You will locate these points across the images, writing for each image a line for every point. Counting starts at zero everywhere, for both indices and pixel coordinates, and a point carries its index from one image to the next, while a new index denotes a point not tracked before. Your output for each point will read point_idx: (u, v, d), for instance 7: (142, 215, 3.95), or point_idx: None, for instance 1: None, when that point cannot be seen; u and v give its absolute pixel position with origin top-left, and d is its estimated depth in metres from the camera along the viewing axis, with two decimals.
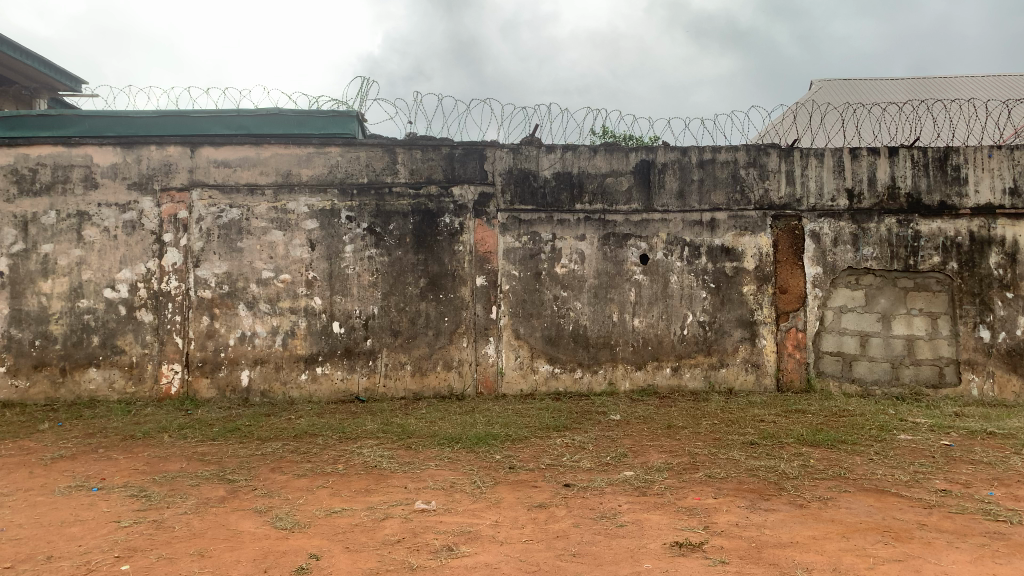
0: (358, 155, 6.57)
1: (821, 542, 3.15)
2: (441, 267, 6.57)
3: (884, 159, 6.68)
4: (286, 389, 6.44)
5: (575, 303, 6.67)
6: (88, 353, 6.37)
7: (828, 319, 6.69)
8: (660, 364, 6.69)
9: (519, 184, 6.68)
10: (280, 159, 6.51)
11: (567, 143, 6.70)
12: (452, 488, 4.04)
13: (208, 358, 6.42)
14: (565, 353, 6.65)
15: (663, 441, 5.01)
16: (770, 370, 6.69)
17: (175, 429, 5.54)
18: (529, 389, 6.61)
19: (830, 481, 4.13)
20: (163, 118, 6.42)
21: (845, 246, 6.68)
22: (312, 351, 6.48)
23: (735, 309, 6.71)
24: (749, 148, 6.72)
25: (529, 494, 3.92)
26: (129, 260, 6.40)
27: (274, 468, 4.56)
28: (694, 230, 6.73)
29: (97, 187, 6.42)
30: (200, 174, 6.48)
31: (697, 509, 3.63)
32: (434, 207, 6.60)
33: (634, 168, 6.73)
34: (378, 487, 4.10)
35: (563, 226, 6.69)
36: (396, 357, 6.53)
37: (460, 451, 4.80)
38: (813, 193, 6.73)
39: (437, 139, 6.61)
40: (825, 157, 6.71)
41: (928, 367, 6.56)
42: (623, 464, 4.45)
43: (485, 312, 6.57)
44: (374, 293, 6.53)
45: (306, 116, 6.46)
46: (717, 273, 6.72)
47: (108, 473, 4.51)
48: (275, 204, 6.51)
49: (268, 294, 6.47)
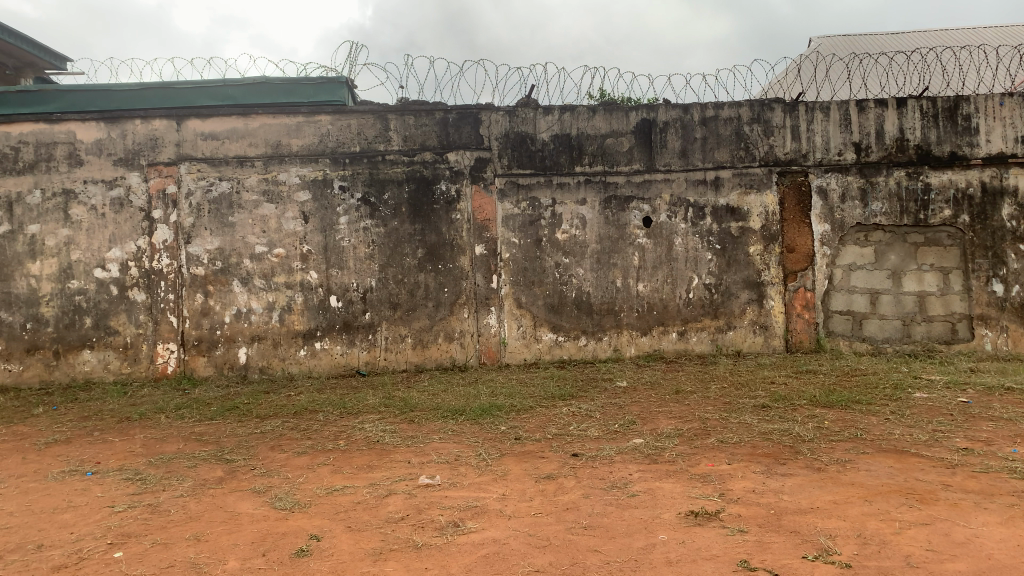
0: (349, 123, 6.36)
1: (843, 507, 3.01)
2: (438, 236, 6.40)
3: (893, 111, 6.47)
4: (285, 365, 6.32)
5: (577, 269, 6.51)
6: (81, 335, 6.22)
7: (837, 278, 6.53)
8: (666, 329, 6.55)
9: (517, 148, 6.48)
10: (269, 129, 6.31)
11: (565, 104, 6.49)
12: (457, 462, 3.91)
13: (204, 336, 6.28)
14: (569, 321, 6.50)
15: (672, 407, 4.89)
16: (778, 331, 6.54)
17: (171, 409, 5.42)
18: (533, 359, 6.47)
19: (847, 442, 4.00)
20: (146, 91, 6.22)
21: (853, 202, 6.50)
22: (310, 326, 6.34)
23: (741, 270, 6.55)
24: (753, 103, 6.50)
25: (536, 465, 3.80)
26: (118, 238, 6.23)
27: (274, 447, 4.43)
28: (698, 190, 6.54)
29: (82, 164, 6.22)
30: (188, 147, 6.28)
31: (711, 476, 3.50)
32: (430, 173, 6.41)
33: (634, 127, 6.52)
34: (381, 463, 3.97)
35: (563, 190, 6.50)
36: (396, 330, 6.39)
37: (464, 423, 4.68)
38: (819, 148, 6.53)
39: (430, 104, 6.40)
40: (831, 110, 6.50)
41: (940, 323, 6.43)
42: (632, 432, 4.33)
43: (485, 281, 6.41)
44: (371, 265, 6.36)
45: (293, 84, 6.30)
46: (722, 233, 6.55)
47: (103, 457, 4.38)
48: (266, 176, 6.32)
49: (263, 270, 6.31)
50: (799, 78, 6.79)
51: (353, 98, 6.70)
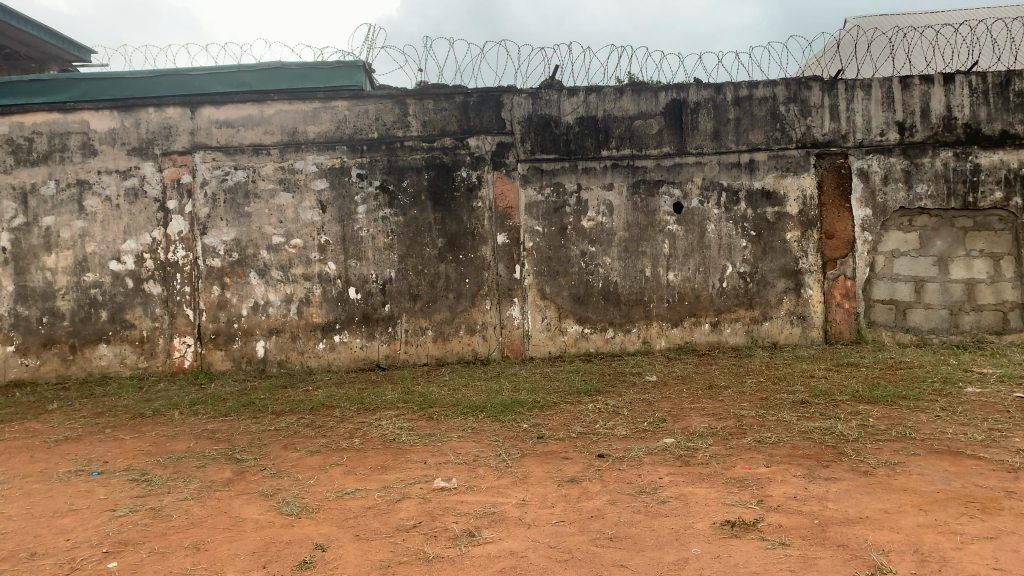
0: (366, 108, 6.15)
1: (895, 517, 2.74)
2: (459, 225, 6.17)
3: (939, 88, 6.09)
4: (304, 359, 6.15)
5: (604, 259, 6.24)
6: (97, 328, 6.12)
7: (879, 266, 6.19)
8: (698, 320, 6.26)
9: (540, 132, 6.23)
10: (285, 116, 6.12)
11: (591, 85, 6.21)
12: (475, 463, 3.70)
13: (221, 330, 6.14)
14: (595, 313, 6.25)
15: (705, 403, 4.61)
16: (817, 322, 6.23)
17: (186, 405, 5.28)
18: (558, 352, 6.23)
19: (895, 443, 3.70)
20: (160, 78, 6.08)
21: (897, 185, 6.14)
22: (329, 319, 6.16)
23: (777, 258, 6.23)
24: (789, 82, 6.17)
25: (559, 467, 3.56)
26: (133, 229, 6.10)
27: (286, 446, 4.25)
28: (731, 173, 6.23)
29: (96, 154, 6.09)
30: (202, 135, 6.12)
31: (748, 480, 3.24)
32: (450, 160, 6.18)
33: (664, 109, 6.22)
34: (396, 464, 3.77)
35: (589, 175, 6.23)
36: (416, 322, 6.19)
37: (484, 420, 4.46)
38: (860, 128, 6.18)
39: (450, 87, 6.16)
40: (873, 88, 6.14)
41: (990, 313, 6.08)
42: (662, 431, 4.07)
43: (508, 272, 6.18)
44: (390, 256, 6.16)
45: (311, 69, 6.08)
46: (757, 218, 6.23)
47: (111, 456, 4.24)
48: (282, 164, 6.14)
49: (280, 261, 6.14)
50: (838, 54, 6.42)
51: (371, 82, 6.50)
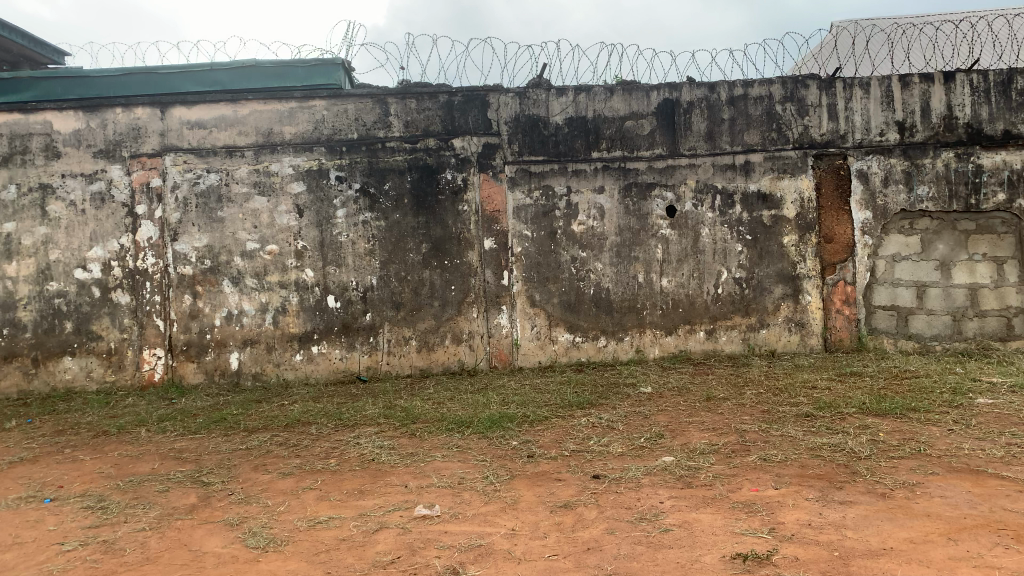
0: (345, 108, 5.87)
1: (923, 548, 2.49)
2: (444, 230, 5.90)
3: (939, 86, 5.88)
4: (280, 371, 5.86)
5: (595, 264, 5.98)
6: (62, 340, 5.79)
7: (880, 270, 5.98)
8: (693, 328, 6.02)
9: (528, 133, 5.97)
10: (260, 116, 5.82)
11: (580, 83, 5.97)
12: (460, 486, 3.42)
13: (193, 341, 5.83)
14: (587, 320, 5.99)
15: (705, 417, 4.35)
16: (815, 329, 6.00)
17: (153, 422, 4.97)
18: (548, 361, 5.97)
19: (910, 460, 3.46)
20: (128, 76, 5.85)
21: (897, 187, 5.92)
22: (306, 329, 5.87)
23: (774, 263, 6.00)
24: (785, 80, 5.94)
25: (552, 490, 3.29)
26: (99, 236, 5.79)
27: (256, 467, 3.95)
28: (726, 175, 6.00)
29: (59, 156, 5.77)
30: (173, 137, 5.82)
31: (757, 505, 2.98)
32: (434, 162, 5.91)
33: (656, 108, 5.98)
34: (374, 487, 3.48)
35: (579, 177, 5.98)
36: (399, 332, 5.90)
37: (471, 437, 4.18)
38: (858, 127, 5.97)
39: (433, 86, 5.90)
40: (872, 86, 5.92)
41: (994, 319, 5.87)
42: (661, 448, 3.81)
43: (495, 278, 5.91)
44: (371, 262, 5.88)
45: (285, 66, 5.89)
46: (753, 222, 6.00)
47: (67, 480, 3.93)
48: (257, 167, 5.85)
49: (254, 268, 5.85)
50: (835, 51, 6.20)
51: (350, 81, 6.25)
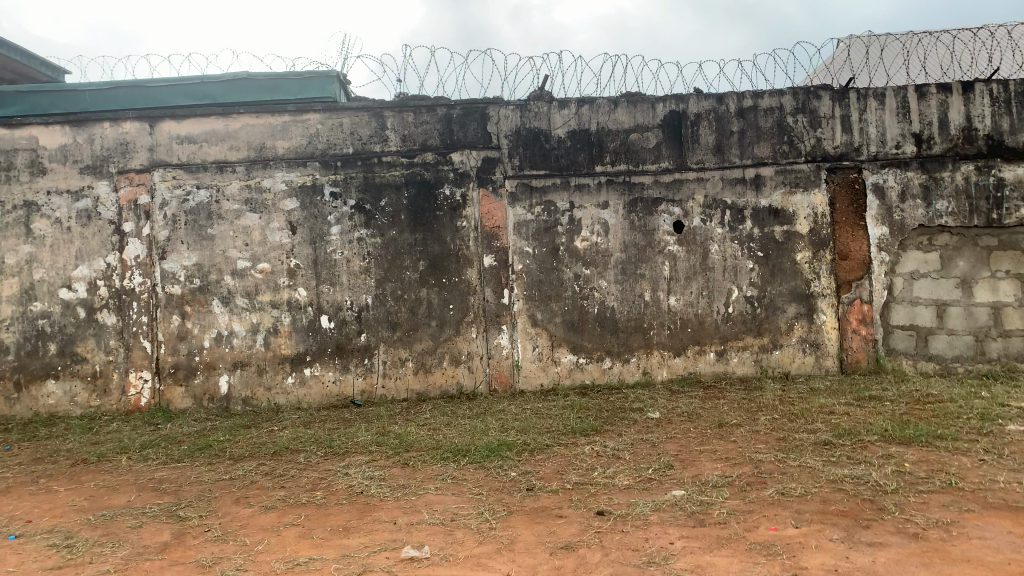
0: (340, 121, 5.68)
1: None
2: (442, 247, 5.68)
3: (958, 97, 5.67)
4: (271, 395, 5.62)
5: (599, 282, 5.74)
6: (46, 363, 5.57)
7: (897, 289, 5.70)
8: (702, 349, 5.76)
9: (529, 146, 5.76)
10: (252, 130, 5.64)
11: (583, 95, 5.76)
12: (453, 523, 3.16)
13: (181, 363, 5.60)
14: (591, 341, 5.74)
15: (716, 445, 4.10)
16: (831, 350, 5.74)
17: (135, 449, 4.73)
18: (550, 384, 5.71)
19: (941, 495, 3.18)
20: (116, 90, 5.64)
21: (915, 201, 5.68)
22: (299, 350, 5.64)
23: (787, 280, 5.75)
24: (796, 91, 5.73)
25: (551, 529, 3.04)
26: (85, 254, 5.58)
27: (238, 500, 3.70)
28: (736, 190, 5.76)
29: (45, 172, 5.58)
30: (162, 152, 5.63)
31: (775, 547, 2.72)
32: (431, 177, 5.70)
33: (662, 121, 5.77)
34: (360, 524, 3.23)
35: (582, 192, 5.75)
36: (395, 353, 5.66)
37: (467, 467, 3.93)
38: (873, 140, 5.74)
39: (431, 99, 5.71)
40: (887, 97, 5.71)
41: (1019, 339, 5.59)
42: (670, 480, 3.55)
43: (495, 297, 5.68)
44: (366, 281, 5.65)
45: (279, 80, 5.67)
46: (764, 238, 5.76)
47: (37, 514, 3.68)
48: (248, 182, 5.64)
49: (245, 287, 5.63)
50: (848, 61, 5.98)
51: (346, 94, 6.06)
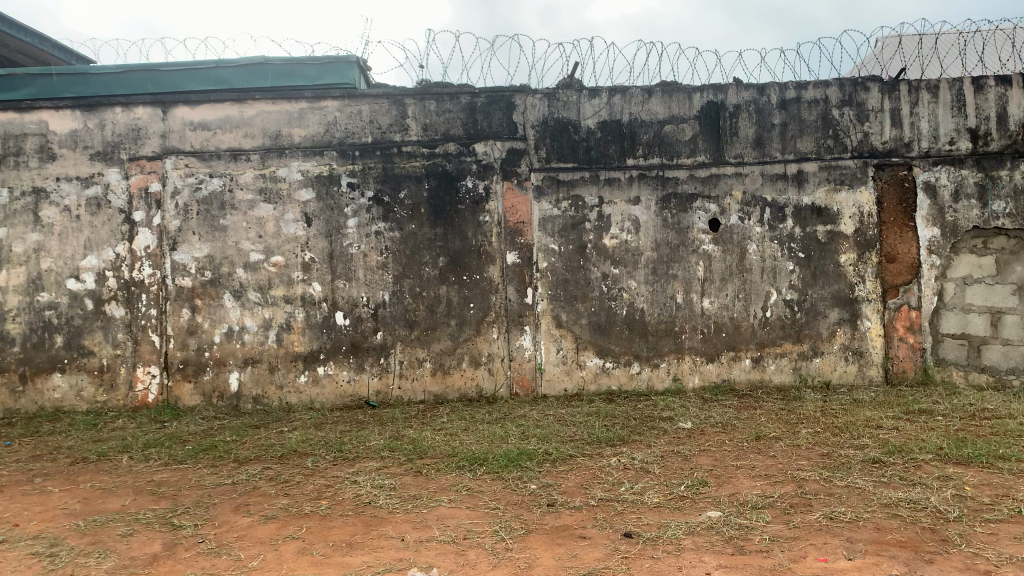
0: (359, 109, 5.43)
1: None
2: (463, 242, 5.40)
3: (1018, 90, 5.30)
4: (283, 394, 5.39)
5: (629, 282, 5.43)
6: (51, 356, 5.38)
7: (948, 294, 5.34)
8: (737, 355, 5.43)
9: (557, 137, 5.47)
10: (268, 117, 5.40)
11: (614, 84, 5.46)
12: (466, 543, 2.87)
13: (190, 359, 5.39)
14: (618, 345, 5.43)
15: (754, 460, 3.77)
16: (875, 359, 5.38)
17: (138, 448, 4.51)
18: (575, 390, 5.42)
19: (1012, 525, 2.83)
20: (131, 73, 5.53)
21: (969, 201, 5.31)
22: (312, 348, 5.40)
23: (829, 284, 5.40)
24: (843, 82, 5.38)
25: (574, 552, 2.74)
26: (94, 244, 5.38)
27: (237, 509, 3.45)
28: (776, 186, 5.42)
29: (54, 158, 5.40)
30: (175, 139, 5.42)
31: None
32: (453, 168, 5.42)
33: (698, 112, 5.44)
34: (364, 540, 2.96)
35: (612, 186, 5.45)
36: (412, 353, 5.40)
37: (485, 477, 3.66)
38: (925, 135, 5.37)
39: (454, 86, 5.44)
40: (940, 89, 5.33)
41: None
42: (705, 499, 3.23)
43: (518, 296, 5.39)
44: (383, 276, 5.40)
45: (297, 64, 5.51)
46: (806, 238, 5.41)
47: (25, 517, 3.47)
48: (263, 172, 5.42)
49: (258, 281, 5.40)
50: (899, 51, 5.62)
51: (366, 81, 5.83)
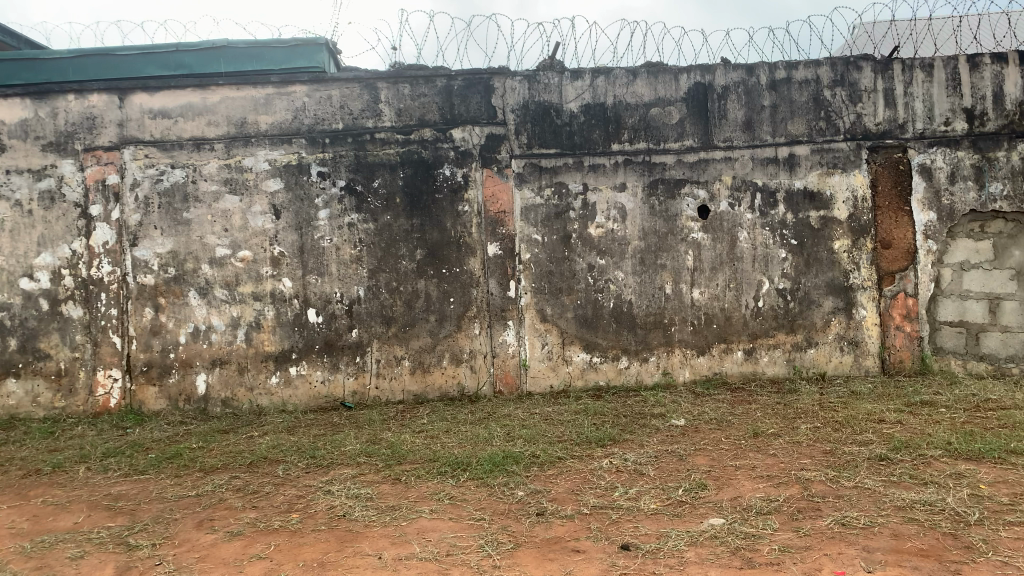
0: (329, 94, 5.14)
1: None
2: (441, 233, 5.14)
3: (1014, 68, 5.12)
4: (253, 396, 5.11)
5: (616, 272, 5.20)
6: (5, 360, 5.06)
7: (945, 281, 5.18)
8: (729, 347, 5.22)
9: (539, 122, 5.22)
10: (232, 104, 5.09)
11: (597, 65, 5.21)
12: (449, 560, 2.62)
13: (155, 361, 5.09)
14: (605, 339, 5.21)
15: (755, 460, 3.56)
16: (871, 349, 5.19)
17: (97, 458, 4.21)
18: (561, 386, 5.19)
19: None
20: (83, 59, 5.19)
21: (965, 184, 5.13)
22: (284, 347, 5.12)
23: (823, 272, 5.20)
24: (834, 61, 5.17)
25: (568, 569, 2.50)
26: (48, 241, 5.06)
27: (200, 524, 3.18)
28: (767, 170, 5.21)
29: (4, 150, 5.06)
30: (133, 128, 5.09)
31: None
32: (430, 155, 5.16)
33: (686, 94, 5.21)
34: (338, 559, 2.70)
35: (597, 173, 5.20)
36: (389, 351, 5.14)
37: (469, 484, 3.41)
38: (920, 115, 5.18)
39: (430, 69, 5.17)
40: (935, 68, 5.14)
41: None
42: (706, 505, 3.01)
43: (500, 289, 5.14)
44: (357, 270, 5.12)
45: (262, 48, 5.20)
46: (799, 225, 5.20)
47: None
48: (228, 162, 5.11)
49: (225, 278, 5.10)
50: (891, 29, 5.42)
51: (335, 65, 5.55)
